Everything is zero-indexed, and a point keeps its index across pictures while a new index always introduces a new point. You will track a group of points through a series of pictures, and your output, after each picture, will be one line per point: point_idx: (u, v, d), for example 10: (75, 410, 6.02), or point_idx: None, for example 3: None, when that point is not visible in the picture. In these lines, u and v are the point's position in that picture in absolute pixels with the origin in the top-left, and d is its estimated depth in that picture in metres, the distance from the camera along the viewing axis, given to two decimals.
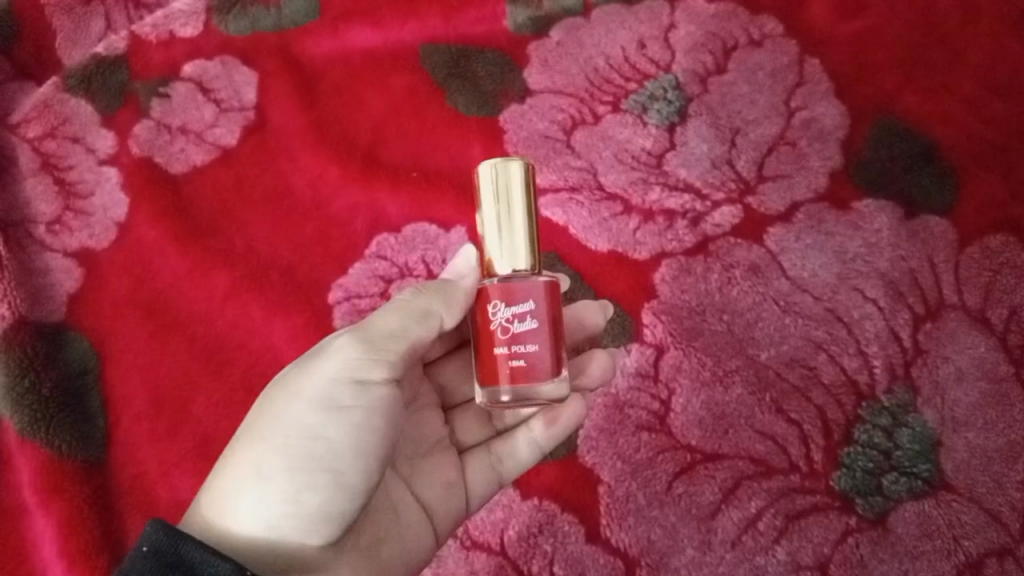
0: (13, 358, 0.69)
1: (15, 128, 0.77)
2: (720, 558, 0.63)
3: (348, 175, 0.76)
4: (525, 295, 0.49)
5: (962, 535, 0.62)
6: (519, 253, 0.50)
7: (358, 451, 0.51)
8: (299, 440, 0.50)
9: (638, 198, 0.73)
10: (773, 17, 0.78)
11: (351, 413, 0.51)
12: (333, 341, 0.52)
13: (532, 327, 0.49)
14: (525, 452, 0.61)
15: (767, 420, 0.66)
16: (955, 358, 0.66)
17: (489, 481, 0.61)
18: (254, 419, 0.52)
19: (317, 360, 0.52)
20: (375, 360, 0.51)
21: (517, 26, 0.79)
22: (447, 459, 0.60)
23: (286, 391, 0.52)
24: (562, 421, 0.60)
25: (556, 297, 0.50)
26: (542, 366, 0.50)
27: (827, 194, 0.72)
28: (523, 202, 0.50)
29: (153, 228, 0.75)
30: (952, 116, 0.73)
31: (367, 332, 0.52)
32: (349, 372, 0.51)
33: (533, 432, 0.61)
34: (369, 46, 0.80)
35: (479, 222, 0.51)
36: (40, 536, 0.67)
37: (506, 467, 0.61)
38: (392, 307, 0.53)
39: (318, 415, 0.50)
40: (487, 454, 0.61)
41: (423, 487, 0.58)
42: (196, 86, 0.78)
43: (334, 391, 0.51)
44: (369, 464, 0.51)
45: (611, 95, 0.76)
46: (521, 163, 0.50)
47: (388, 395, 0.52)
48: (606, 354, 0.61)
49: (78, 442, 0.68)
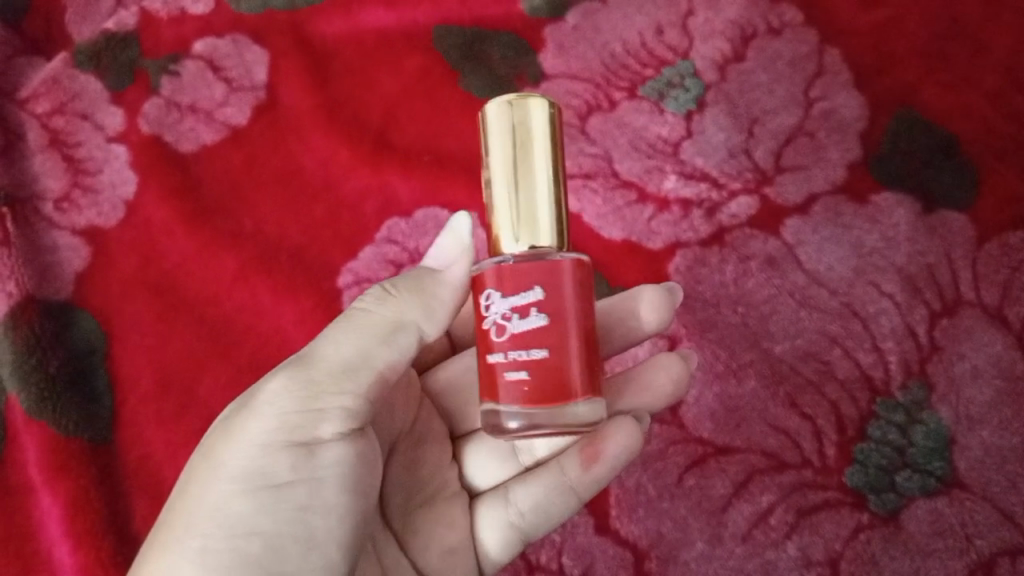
0: (20, 335, 0.69)
1: (23, 103, 0.76)
2: (730, 552, 0.63)
3: (357, 158, 0.75)
4: (528, 283, 0.47)
5: (975, 534, 0.61)
6: (543, 222, 0.49)
7: (304, 541, 0.48)
8: (227, 537, 0.47)
9: (654, 186, 0.72)
10: (793, 5, 0.76)
11: (291, 492, 0.48)
12: (266, 396, 0.50)
13: (538, 325, 0.47)
14: (552, 493, 0.57)
15: (780, 413, 0.66)
16: (971, 355, 0.65)
17: (513, 539, 0.58)
18: (172, 517, 0.49)
19: (245, 426, 0.49)
20: (318, 420, 0.49)
21: (532, 8, 0.78)
22: (452, 511, 0.59)
23: (209, 471, 0.49)
24: (606, 457, 0.56)
25: (574, 287, 0.48)
26: (549, 375, 0.47)
27: (845, 186, 0.71)
28: (546, 152, 0.49)
29: (162, 208, 0.74)
30: (971, 109, 0.72)
31: (308, 380, 0.49)
32: (289, 438, 0.49)
33: (567, 474, 0.57)
34: (380, 27, 0.78)
35: (489, 177, 0.49)
36: (46, 515, 0.66)
37: (530, 523, 0.58)
38: (346, 326, 0.51)
39: (251, 500, 0.48)
40: (504, 507, 0.58)
41: (419, 550, 0.57)
42: (206, 64, 0.77)
43: (268, 465, 0.49)
44: (319, 556, 0.48)
45: (627, 81, 0.75)
46: (542, 103, 0.49)
47: (341, 453, 0.50)
48: (675, 363, 0.60)
49: (84, 422, 0.68)
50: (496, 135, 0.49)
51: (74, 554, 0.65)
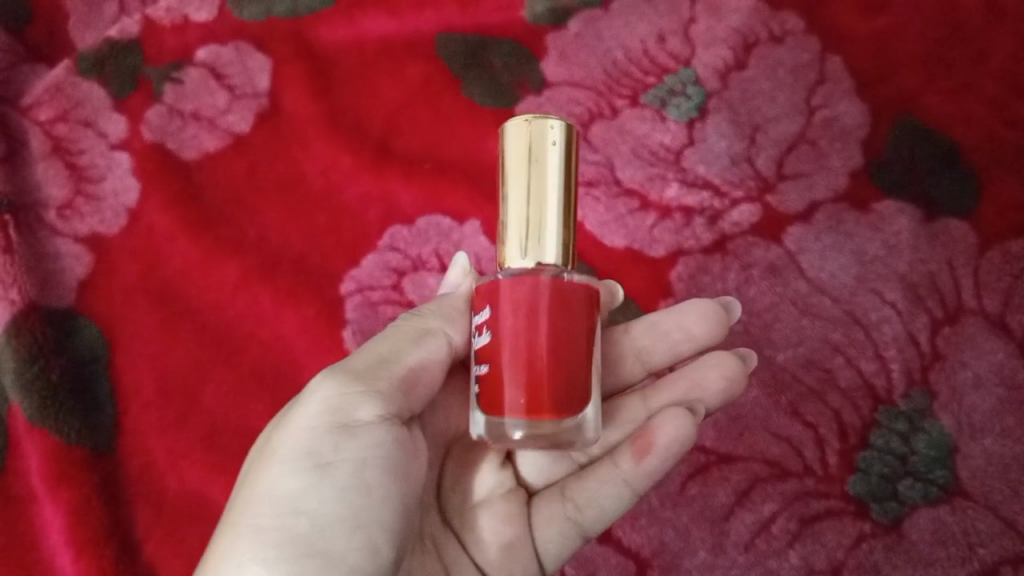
0: (23, 342, 0.69)
1: (26, 111, 0.76)
2: (733, 560, 0.63)
3: (361, 165, 0.75)
4: (481, 304, 0.50)
5: (978, 543, 0.61)
6: (549, 239, 0.49)
7: (348, 520, 0.48)
8: (277, 515, 0.48)
9: (656, 194, 0.72)
10: (795, 13, 0.76)
11: (335, 472, 0.49)
12: (311, 388, 0.52)
13: (484, 343, 0.50)
14: (608, 487, 0.58)
15: (782, 422, 0.66)
16: (973, 363, 0.65)
17: (572, 535, 0.59)
18: (230, 507, 0.50)
19: (293, 416, 0.51)
20: (356, 402, 0.50)
21: (535, 16, 0.78)
22: (510, 508, 0.59)
23: (262, 462, 0.50)
24: (657, 448, 0.57)
25: (512, 307, 0.48)
26: (492, 389, 0.49)
27: (847, 194, 0.71)
28: (559, 172, 0.49)
29: (165, 215, 0.74)
30: (973, 117, 0.72)
31: (348, 371, 0.52)
32: (331, 421, 0.50)
33: (620, 466, 0.58)
34: (383, 35, 0.79)
35: (503, 192, 0.50)
36: (49, 523, 0.66)
37: (587, 519, 0.59)
38: (380, 335, 0.55)
39: (299, 481, 0.48)
40: (561, 502, 0.59)
41: (478, 549, 0.58)
42: (209, 72, 0.77)
43: (313, 448, 0.49)
44: (363, 536, 0.48)
45: (629, 88, 0.75)
46: (559, 122, 0.49)
47: (381, 435, 0.50)
48: (732, 364, 0.61)
49: (87, 430, 0.68)
50: (511, 152, 0.50)
51: (76, 562, 0.65)
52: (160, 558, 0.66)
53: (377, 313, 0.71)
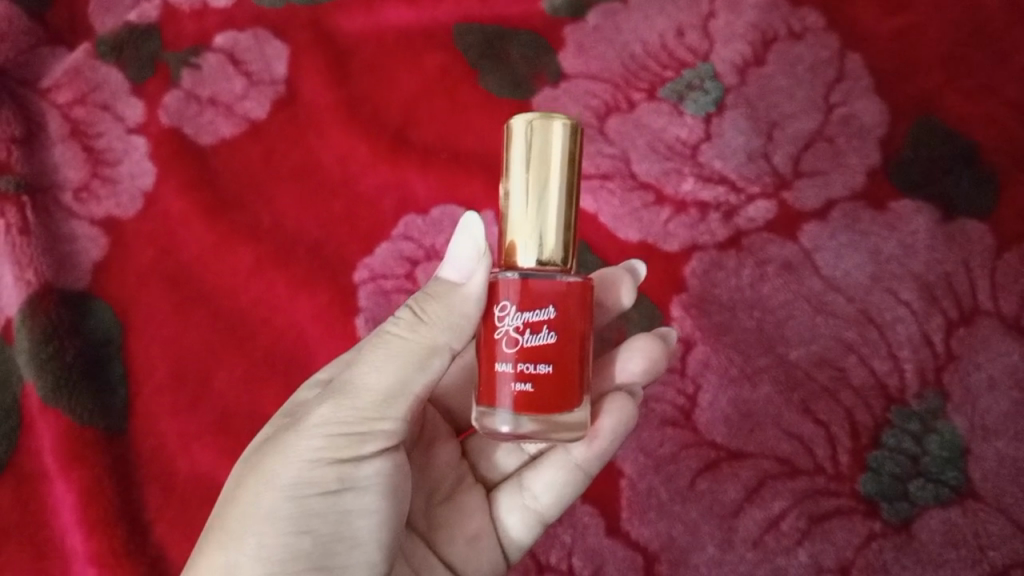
0: (38, 323, 0.69)
1: (44, 93, 0.76)
2: (741, 556, 0.63)
3: (375, 154, 0.75)
4: (542, 302, 0.47)
5: (988, 545, 0.61)
6: (549, 238, 0.48)
7: (348, 541, 0.50)
8: (277, 539, 0.49)
9: (671, 188, 0.72)
10: (817, 9, 0.75)
11: (338, 500, 0.50)
12: (315, 414, 0.50)
13: (547, 341, 0.47)
14: (563, 473, 0.59)
15: (794, 419, 0.65)
16: (987, 365, 0.65)
17: (534, 522, 0.60)
18: (223, 516, 0.50)
19: (296, 441, 0.50)
20: (363, 439, 0.50)
21: (553, 8, 0.77)
22: (472, 503, 0.61)
23: (260, 480, 0.50)
24: (603, 431, 0.57)
25: (574, 308, 0.48)
26: (550, 386, 0.48)
27: (863, 192, 0.70)
28: (563, 173, 0.48)
29: (181, 199, 0.74)
30: (992, 118, 0.71)
31: (354, 402, 0.50)
32: (335, 455, 0.50)
33: (572, 453, 0.59)
34: (400, 24, 0.78)
35: (506, 189, 0.49)
36: (61, 502, 0.67)
37: (546, 505, 0.60)
38: (385, 354, 0.51)
39: (300, 507, 0.49)
40: (519, 491, 0.60)
41: (446, 545, 0.59)
42: (227, 58, 0.77)
43: (318, 478, 0.49)
44: (363, 553, 0.51)
45: (646, 82, 0.75)
46: (565, 122, 0.48)
47: (383, 466, 0.51)
48: (645, 344, 0.61)
49: (99, 411, 0.69)
50: (514, 150, 0.49)
51: (86, 542, 0.66)
52: (169, 540, 0.67)
53: (389, 302, 0.71)
